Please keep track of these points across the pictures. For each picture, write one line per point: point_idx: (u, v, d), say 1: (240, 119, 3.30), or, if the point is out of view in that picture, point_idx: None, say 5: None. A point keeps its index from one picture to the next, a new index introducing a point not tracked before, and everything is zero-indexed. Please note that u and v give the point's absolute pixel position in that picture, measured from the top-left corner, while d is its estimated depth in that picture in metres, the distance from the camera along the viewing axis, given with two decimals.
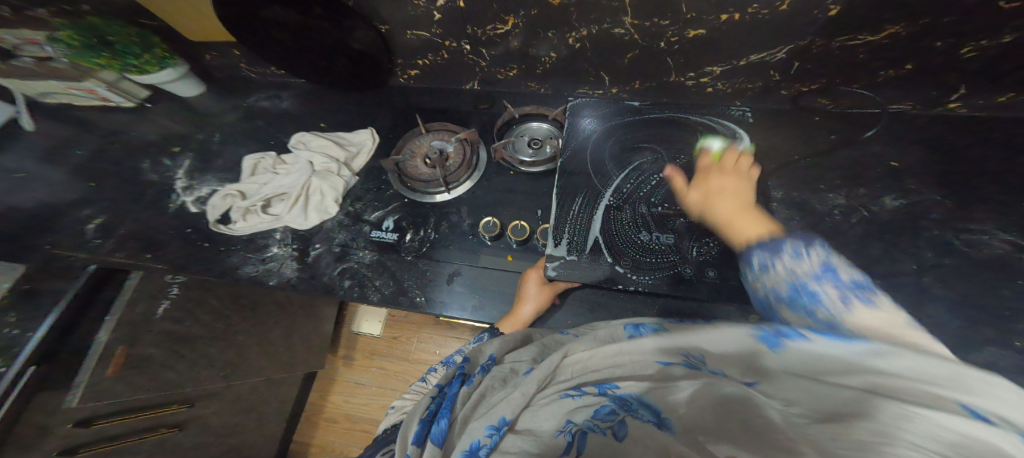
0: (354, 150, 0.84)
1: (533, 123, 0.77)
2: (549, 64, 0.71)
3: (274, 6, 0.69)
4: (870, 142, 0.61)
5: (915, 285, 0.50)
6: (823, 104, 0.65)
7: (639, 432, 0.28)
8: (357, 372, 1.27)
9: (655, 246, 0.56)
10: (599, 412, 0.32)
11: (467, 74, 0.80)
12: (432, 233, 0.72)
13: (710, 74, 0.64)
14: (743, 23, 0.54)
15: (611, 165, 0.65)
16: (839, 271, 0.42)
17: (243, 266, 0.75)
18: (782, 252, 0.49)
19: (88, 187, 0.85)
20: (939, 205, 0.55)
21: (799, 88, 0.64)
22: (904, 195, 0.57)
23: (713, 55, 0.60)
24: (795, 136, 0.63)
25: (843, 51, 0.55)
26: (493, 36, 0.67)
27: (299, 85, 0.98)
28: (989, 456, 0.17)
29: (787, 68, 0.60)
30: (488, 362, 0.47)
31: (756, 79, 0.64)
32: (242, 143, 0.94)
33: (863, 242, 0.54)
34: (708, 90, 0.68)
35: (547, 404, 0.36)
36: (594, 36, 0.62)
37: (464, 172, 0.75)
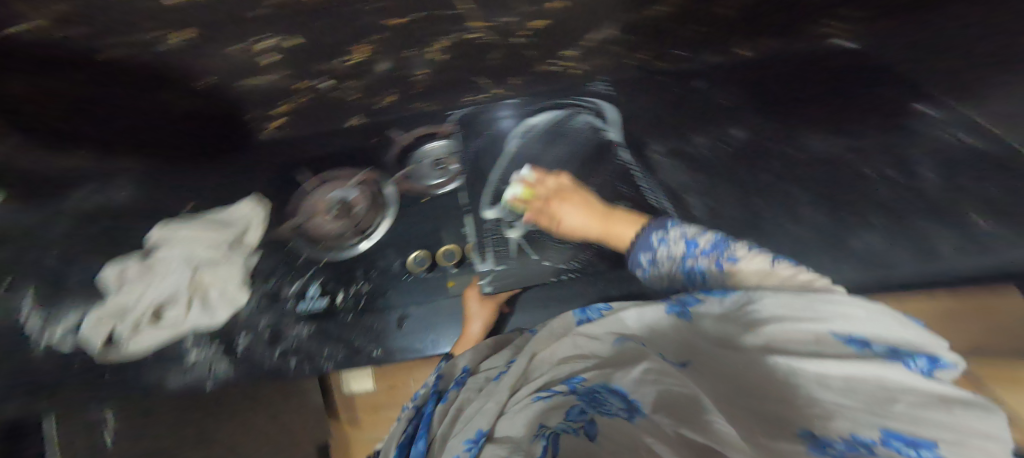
0: (241, 227, 0.74)
1: (428, 144, 0.75)
2: (424, 80, 0.67)
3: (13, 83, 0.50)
4: (703, 89, 0.73)
5: (762, 200, 0.66)
6: (662, 66, 0.72)
7: (611, 428, 0.26)
8: (375, 429, 0.95)
9: (568, 231, 0.65)
10: (570, 413, 0.30)
11: (342, 112, 0.72)
12: (365, 284, 0.70)
13: (569, 58, 0.67)
14: (571, 9, 0.56)
15: (510, 169, 0.72)
16: (698, 240, 0.44)
17: (162, 386, 0.66)
18: (653, 244, 0.48)
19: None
20: (764, 131, 0.70)
21: (642, 56, 0.69)
22: (739, 126, 0.71)
23: (568, 40, 0.62)
24: (652, 100, 0.74)
25: (658, 23, 0.61)
26: (355, 69, 0.62)
27: (126, 166, 0.78)
28: (867, 391, 0.23)
29: (625, 42, 0.65)
30: (463, 374, 0.50)
31: (604, 56, 0.68)
32: (60, 252, 0.69)
33: (726, 170, 0.69)
34: (575, 73, 0.71)
35: (520, 410, 0.35)
36: (451, 46, 0.59)
37: (376, 214, 0.73)
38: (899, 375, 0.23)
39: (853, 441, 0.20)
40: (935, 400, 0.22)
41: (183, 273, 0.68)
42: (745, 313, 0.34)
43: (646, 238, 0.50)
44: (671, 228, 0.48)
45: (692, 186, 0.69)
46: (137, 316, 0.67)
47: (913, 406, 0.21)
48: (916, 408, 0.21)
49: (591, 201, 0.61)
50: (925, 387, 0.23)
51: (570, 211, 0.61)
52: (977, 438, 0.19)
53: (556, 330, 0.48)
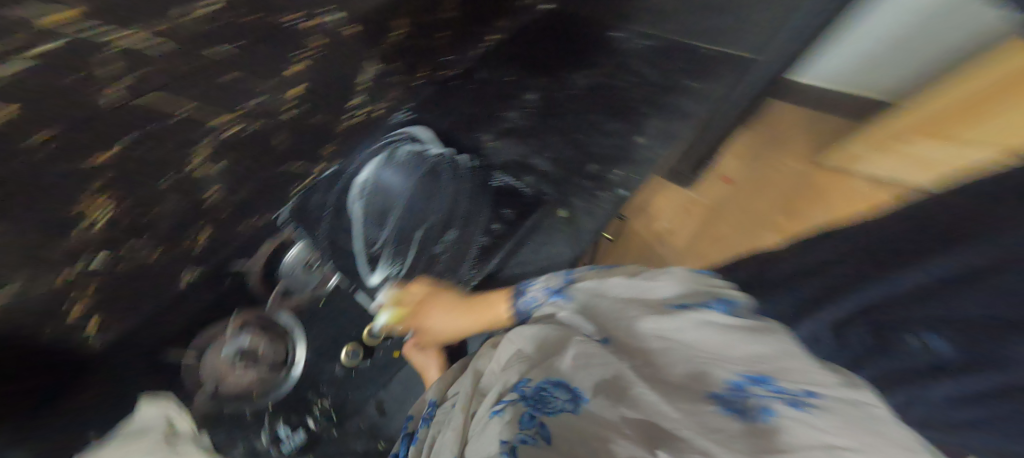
0: (162, 430, 0.53)
1: (291, 251, 0.65)
2: (218, 196, 0.47)
3: None
4: (505, 71, 0.69)
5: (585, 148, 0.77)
6: (445, 71, 0.65)
7: (560, 430, 0.35)
8: None
9: (446, 250, 0.78)
10: (523, 421, 0.38)
11: (161, 281, 0.49)
12: (324, 399, 0.71)
13: (359, 100, 0.56)
14: (333, 42, 0.43)
15: (376, 228, 0.69)
16: (626, 280, 0.49)
17: None
18: (540, 293, 0.58)
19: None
20: (572, 74, 0.71)
21: (422, 71, 0.62)
22: (544, 90, 0.71)
23: (346, 74, 0.50)
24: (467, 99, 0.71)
25: (412, 37, 0.53)
26: (133, 222, 0.39)
27: None
28: (799, 425, 0.28)
29: (399, 57, 0.54)
30: (432, 407, 0.58)
31: (391, 85, 0.59)
32: None
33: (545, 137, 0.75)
34: (378, 110, 0.62)
35: (484, 430, 0.41)
36: (227, 142, 0.41)
37: (288, 344, 0.69)
38: (844, 423, 0.27)
39: (736, 386, 0.32)
40: (867, 438, 0.26)
41: None
42: (651, 292, 0.46)
43: (521, 298, 0.60)
44: (534, 284, 0.60)
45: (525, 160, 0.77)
46: None
47: (831, 443, 0.26)
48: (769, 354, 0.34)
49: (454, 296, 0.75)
50: (881, 442, 0.26)
51: (440, 315, 0.74)
52: (795, 364, 0.33)
53: (525, 335, 0.51)
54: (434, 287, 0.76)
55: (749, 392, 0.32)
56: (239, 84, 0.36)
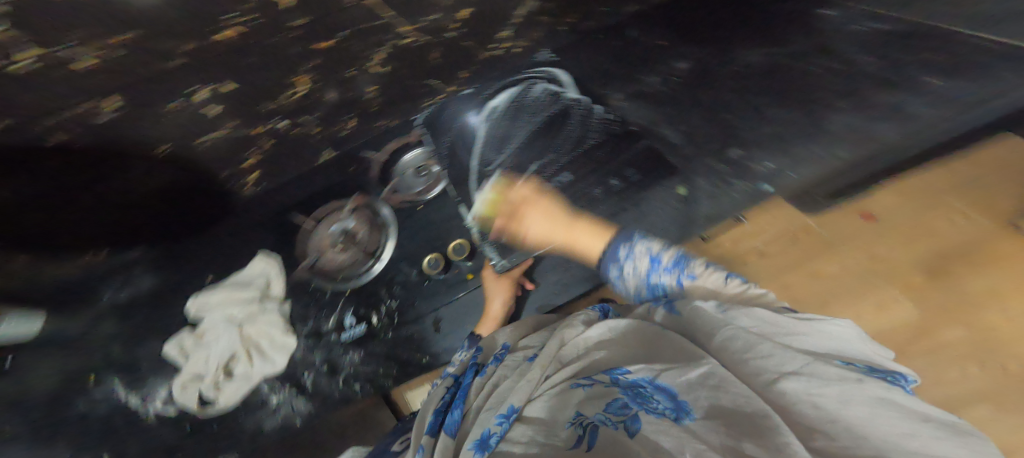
0: (263, 280, 0.78)
1: (405, 156, 0.75)
2: (376, 96, 0.66)
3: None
4: (638, 35, 0.79)
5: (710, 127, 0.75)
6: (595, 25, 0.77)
7: (652, 430, 0.29)
8: None
9: (550, 191, 0.75)
10: (611, 405, 0.34)
11: (309, 150, 0.71)
12: (392, 300, 0.74)
13: (506, 36, 0.68)
14: None
15: (491, 152, 0.76)
16: (661, 256, 0.50)
17: (254, 431, 0.74)
18: (620, 257, 0.54)
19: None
20: (704, 63, 0.78)
21: (573, 19, 0.74)
22: (686, 55, 0.79)
23: (496, 19, 0.63)
24: (591, 57, 0.80)
25: None
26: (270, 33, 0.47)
27: (100, 267, 0.75)
28: None
29: (550, 11, 0.68)
30: (501, 350, 0.56)
31: (535, 27, 0.71)
32: (114, 346, 0.76)
33: (670, 118, 0.78)
34: (516, 52, 0.74)
35: (557, 395, 0.40)
36: (394, 53, 0.59)
37: (379, 233, 0.75)
38: None
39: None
40: None
41: (231, 333, 0.75)
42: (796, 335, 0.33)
43: (614, 250, 0.56)
44: (636, 242, 0.54)
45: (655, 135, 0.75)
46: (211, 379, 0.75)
47: None
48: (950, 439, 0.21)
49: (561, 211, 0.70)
50: None
51: (540, 217, 0.70)
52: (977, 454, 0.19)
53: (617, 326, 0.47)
54: (537, 192, 0.73)
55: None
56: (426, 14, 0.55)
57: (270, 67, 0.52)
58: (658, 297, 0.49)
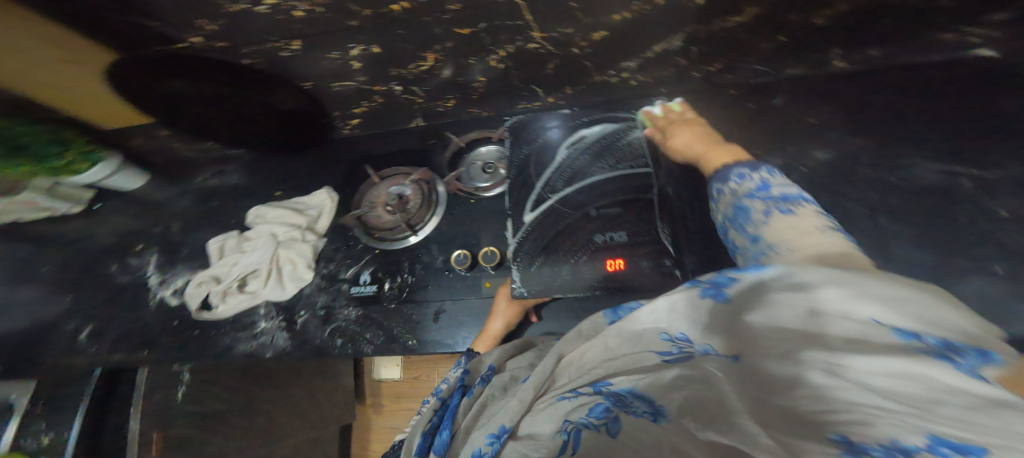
0: (315, 212, 0.84)
1: (483, 147, 0.82)
2: (481, 87, 0.76)
3: (178, 81, 0.70)
4: (787, 106, 0.69)
5: (873, 228, 0.59)
6: (732, 78, 0.71)
7: (634, 430, 0.26)
8: (389, 417, 1.27)
9: (608, 244, 0.61)
10: (593, 409, 0.29)
11: (407, 114, 0.85)
12: (409, 276, 0.73)
13: (628, 69, 0.69)
14: (633, 21, 0.56)
15: (559, 179, 0.70)
16: (773, 187, 0.50)
17: (236, 345, 0.76)
18: (731, 178, 0.55)
19: (48, 286, 0.89)
20: (866, 150, 0.63)
21: (709, 68, 0.69)
22: (831, 145, 0.65)
23: (625, 53, 0.65)
24: (717, 112, 0.72)
25: (727, 32, 0.58)
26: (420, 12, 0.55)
27: (243, 158, 0.98)
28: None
29: (688, 52, 0.64)
30: (488, 372, 0.51)
31: (668, 67, 0.69)
32: (202, 228, 0.93)
33: (808, 196, 0.62)
34: (631, 83, 0.74)
35: (546, 409, 0.35)
36: (512, 54, 0.67)
37: (427, 210, 0.77)
38: None
39: (896, 443, 0.17)
40: None
41: (266, 250, 0.79)
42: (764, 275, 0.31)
43: (728, 172, 0.57)
44: (760, 171, 0.54)
45: None
46: (228, 285, 0.80)
47: None
48: (969, 412, 0.18)
49: (709, 136, 0.66)
50: None
51: (686, 135, 0.68)
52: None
53: (584, 329, 0.44)
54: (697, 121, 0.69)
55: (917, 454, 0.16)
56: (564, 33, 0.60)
57: (408, 38, 0.62)
58: (738, 226, 0.48)
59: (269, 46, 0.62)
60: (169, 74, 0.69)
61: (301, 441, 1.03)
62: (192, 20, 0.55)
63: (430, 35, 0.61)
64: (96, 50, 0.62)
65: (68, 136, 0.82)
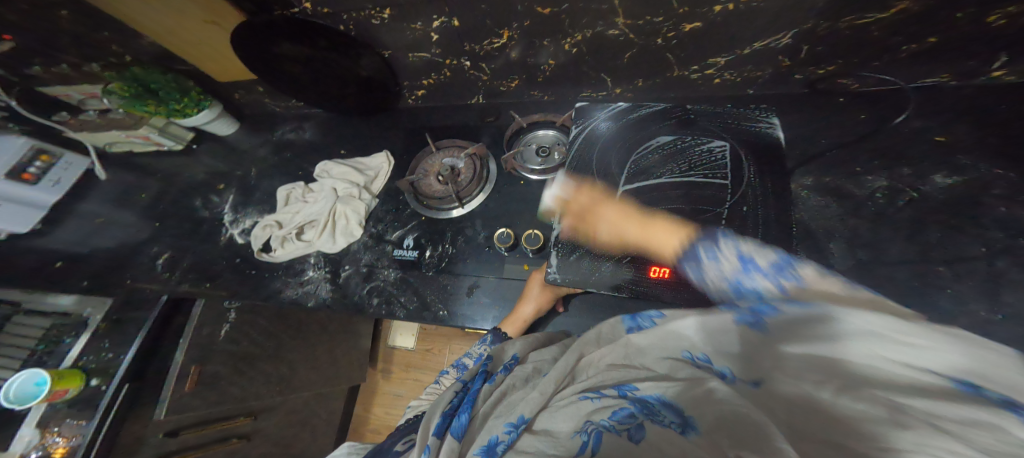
0: (373, 173, 0.89)
1: (541, 131, 0.80)
2: (548, 71, 0.75)
3: (285, 44, 0.78)
4: (904, 121, 0.61)
5: (984, 269, 0.49)
6: (845, 84, 0.64)
7: (657, 437, 0.28)
8: (395, 384, 1.31)
9: (661, 252, 0.56)
10: (616, 414, 0.33)
11: (471, 90, 0.86)
12: (450, 247, 0.75)
13: (714, 65, 0.66)
14: (738, 11, 0.55)
15: (617, 169, 0.66)
16: (739, 276, 0.38)
17: (285, 289, 0.82)
18: (687, 287, 0.42)
19: (141, 212, 1.00)
20: (1004, 179, 0.53)
21: (816, 71, 0.63)
22: (957, 172, 0.55)
23: (716, 48, 0.62)
24: (812, 122, 0.65)
25: (855, 30, 0.55)
26: None
27: (320, 116, 1.07)
28: None
29: (795, 52, 0.61)
30: (510, 362, 0.49)
31: (764, 66, 0.64)
32: (274, 176, 1.02)
33: (912, 226, 0.54)
34: (716, 81, 0.69)
35: (566, 407, 0.38)
36: (588, 39, 0.65)
37: (476, 185, 0.78)
38: None
39: None
40: None
41: (327, 203, 0.85)
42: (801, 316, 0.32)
43: (683, 280, 0.43)
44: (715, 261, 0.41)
45: (860, 232, 0.55)
46: (287, 231, 0.86)
47: None
48: None
49: (633, 210, 0.60)
50: None
51: (610, 213, 0.61)
52: None
53: (604, 332, 0.47)
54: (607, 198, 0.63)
55: None
56: (657, 20, 0.58)
57: (489, 13, 0.63)
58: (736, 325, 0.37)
59: (365, 12, 0.68)
60: (277, 37, 0.76)
61: (316, 394, 1.09)
62: None
63: (512, 12, 0.61)
64: (231, 12, 0.75)
65: (187, 86, 0.95)
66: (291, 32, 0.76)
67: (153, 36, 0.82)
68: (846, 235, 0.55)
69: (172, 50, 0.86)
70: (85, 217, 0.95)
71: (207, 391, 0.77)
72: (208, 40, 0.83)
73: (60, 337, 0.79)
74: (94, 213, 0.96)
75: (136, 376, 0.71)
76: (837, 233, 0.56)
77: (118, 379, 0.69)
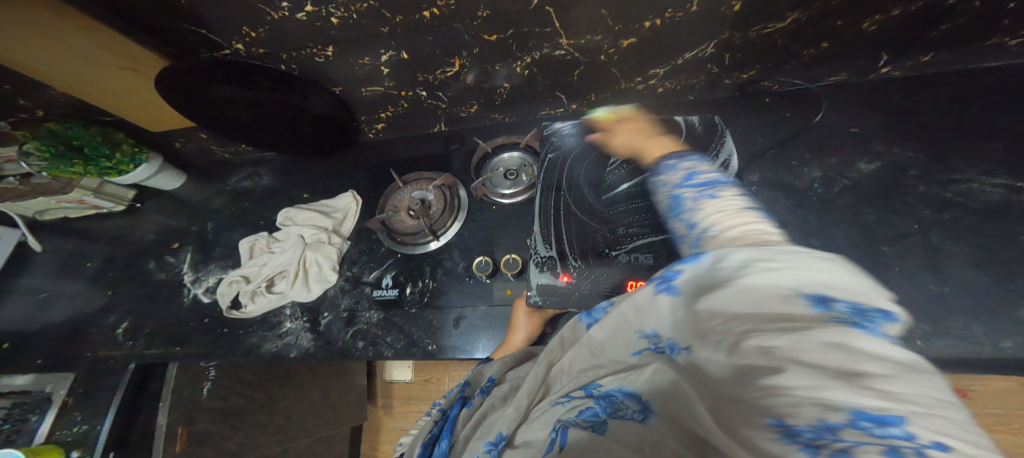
0: (340, 215, 0.86)
1: (505, 154, 0.81)
2: (505, 93, 0.76)
3: (223, 85, 0.74)
4: (830, 114, 0.66)
5: (922, 243, 0.53)
6: (773, 85, 0.70)
7: (619, 429, 0.30)
8: (399, 418, 1.27)
9: (636, 265, 0.56)
10: (583, 413, 0.33)
11: (431, 119, 0.86)
12: (430, 281, 0.73)
13: (656, 76, 0.69)
14: (664, 26, 0.57)
15: (586, 183, 0.68)
16: (698, 176, 0.46)
17: (264, 343, 0.77)
18: (663, 170, 0.52)
19: (88, 281, 0.93)
20: (916, 161, 0.59)
21: (740, 76, 0.68)
22: (877, 157, 0.61)
23: (656, 59, 0.65)
24: (756, 119, 0.69)
25: (766, 39, 0.59)
26: (449, 17, 0.56)
27: (275, 162, 1.02)
28: None
29: (721, 60, 0.65)
30: (488, 383, 0.48)
31: (700, 73, 0.68)
32: (233, 228, 0.96)
33: (854, 211, 0.58)
34: (660, 90, 0.73)
35: (541, 415, 0.37)
36: (537, 61, 0.66)
37: (449, 216, 0.77)
38: None
39: (821, 425, 0.19)
40: None
41: (295, 251, 0.81)
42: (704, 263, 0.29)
43: (660, 165, 0.53)
44: (687, 161, 0.51)
45: (810, 217, 0.59)
46: (256, 285, 0.81)
47: None
48: (882, 379, 0.19)
49: (649, 129, 0.68)
50: None
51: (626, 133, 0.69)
52: (945, 423, 0.18)
53: (566, 334, 0.40)
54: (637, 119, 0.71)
55: (835, 438, 0.18)
56: (596, 39, 0.60)
57: (435, 44, 0.62)
58: (674, 215, 0.44)
59: (307, 51, 0.66)
60: (213, 77, 0.73)
61: (315, 443, 1.05)
62: (239, 25, 0.60)
63: (456, 41, 0.61)
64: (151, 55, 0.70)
65: (118, 138, 0.88)
66: (227, 71, 0.71)
67: (78, 95, 0.75)
68: (800, 222, 0.59)
69: (99, 106, 0.80)
70: (29, 294, 0.89)
71: (201, 449, 0.74)
72: (135, 87, 0.77)
73: (24, 416, 0.72)
74: (38, 288, 0.90)
75: (121, 441, 0.70)
76: (798, 218, 0.59)
77: (99, 450, 0.68)
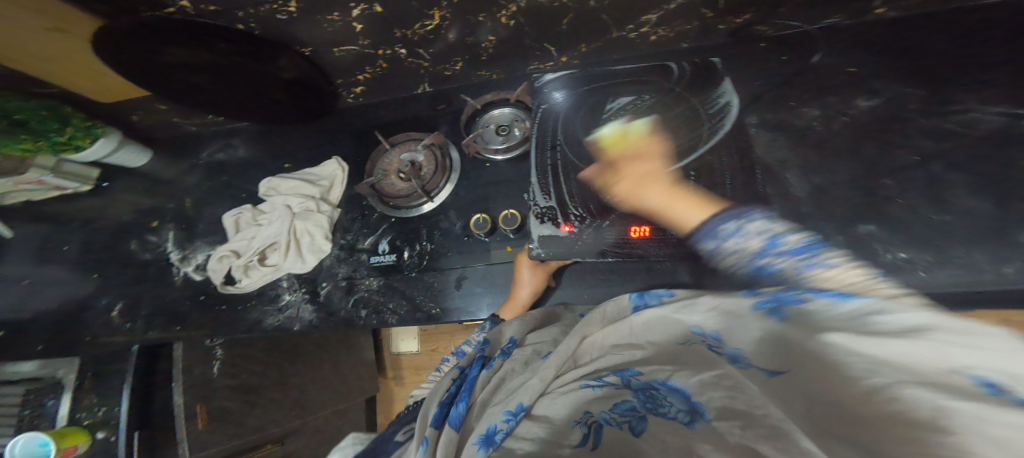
0: (327, 183, 0.84)
1: (496, 110, 0.80)
2: (490, 48, 0.73)
3: (172, 49, 0.68)
4: (817, 58, 0.67)
5: (923, 175, 0.54)
6: (762, 31, 0.69)
7: (655, 428, 0.33)
8: (410, 387, 1.34)
9: (636, 210, 0.59)
10: (618, 405, 0.37)
11: (415, 79, 0.82)
12: (428, 244, 0.74)
13: (648, 23, 0.67)
14: None
15: (582, 133, 0.68)
16: (782, 237, 0.43)
17: (265, 319, 0.79)
18: (727, 232, 0.49)
19: (71, 266, 0.90)
20: (915, 96, 0.59)
21: (734, 20, 0.68)
22: (876, 93, 0.62)
23: (647, 5, 0.63)
24: (746, 67, 0.69)
25: None
26: None
27: (251, 132, 0.97)
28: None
29: (715, 4, 0.63)
30: (509, 344, 0.53)
31: (691, 19, 0.67)
32: (215, 203, 0.93)
33: (854, 144, 0.59)
34: (651, 38, 0.71)
35: (567, 393, 0.42)
36: (524, 10, 0.63)
37: (441, 176, 0.77)
38: None
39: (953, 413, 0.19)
40: None
41: (283, 222, 0.80)
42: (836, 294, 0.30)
43: (719, 227, 0.50)
44: (752, 221, 0.47)
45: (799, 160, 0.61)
46: (248, 259, 0.81)
47: None
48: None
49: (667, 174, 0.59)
50: None
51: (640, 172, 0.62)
52: None
53: (608, 311, 0.49)
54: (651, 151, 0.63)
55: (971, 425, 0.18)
56: None
57: None
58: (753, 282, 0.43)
59: (266, 7, 0.60)
60: (161, 41, 0.66)
61: (333, 413, 1.11)
62: None
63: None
64: (81, 15, 0.61)
65: (66, 111, 0.81)
66: (174, 33, 0.65)
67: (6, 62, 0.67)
68: (797, 164, 0.60)
69: (33, 73, 0.72)
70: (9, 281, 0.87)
71: (221, 425, 0.76)
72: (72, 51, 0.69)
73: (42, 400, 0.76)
74: (20, 275, 0.88)
75: (143, 423, 0.66)
76: (792, 161, 0.61)
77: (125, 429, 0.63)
